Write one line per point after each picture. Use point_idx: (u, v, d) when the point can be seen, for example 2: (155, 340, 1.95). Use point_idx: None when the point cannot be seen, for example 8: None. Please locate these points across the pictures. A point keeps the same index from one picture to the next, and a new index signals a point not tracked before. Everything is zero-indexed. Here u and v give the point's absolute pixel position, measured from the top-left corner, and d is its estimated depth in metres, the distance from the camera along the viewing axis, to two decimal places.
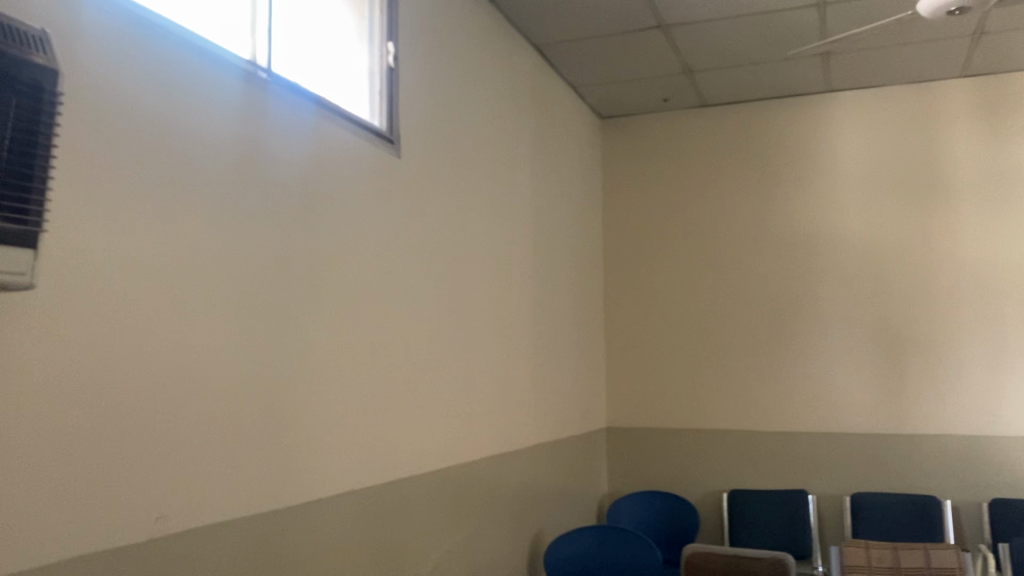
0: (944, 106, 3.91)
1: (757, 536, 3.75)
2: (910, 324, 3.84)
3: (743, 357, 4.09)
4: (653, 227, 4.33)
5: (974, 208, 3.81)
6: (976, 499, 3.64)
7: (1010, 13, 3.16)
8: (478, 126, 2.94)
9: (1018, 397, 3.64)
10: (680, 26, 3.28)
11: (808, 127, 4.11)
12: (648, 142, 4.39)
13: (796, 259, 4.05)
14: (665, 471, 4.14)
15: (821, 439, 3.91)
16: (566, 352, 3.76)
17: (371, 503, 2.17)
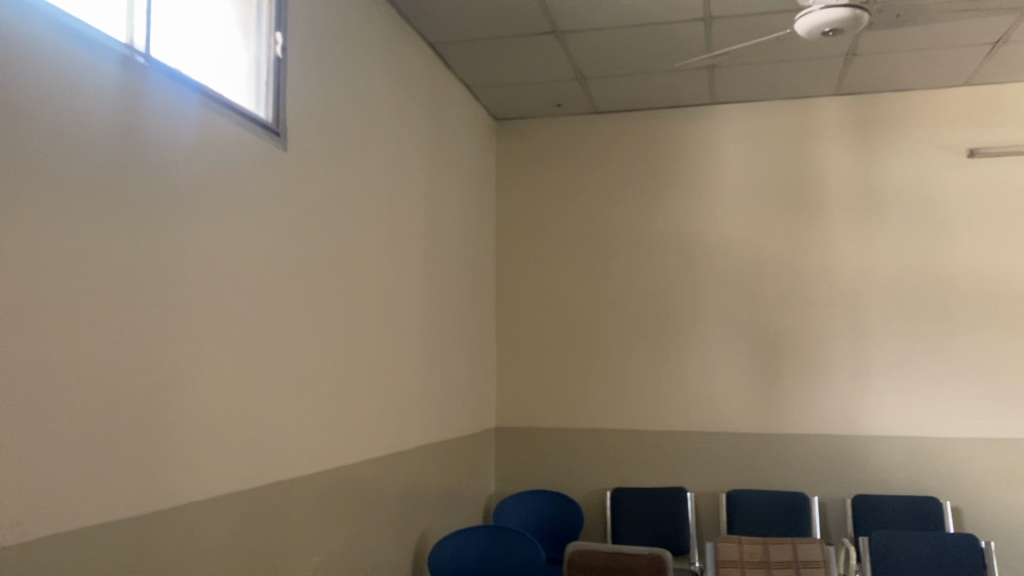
0: (819, 123, 4.13)
1: (638, 533, 3.84)
2: (785, 330, 4.02)
3: (629, 358, 4.19)
4: (544, 229, 4.38)
5: (844, 221, 4.03)
6: (840, 496, 3.85)
7: (879, 37, 3.36)
8: (369, 123, 2.90)
9: (879, 400, 3.88)
10: (572, 33, 3.34)
11: (694, 138, 4.26)
12: (541, 145, 4.45)
13: (680, 265, 4.19)
14: (551, 471, 4.20)
15: (700, 439, 4.05)
16: (455, 352, 3.76)
17: (250, 506, 2.10)
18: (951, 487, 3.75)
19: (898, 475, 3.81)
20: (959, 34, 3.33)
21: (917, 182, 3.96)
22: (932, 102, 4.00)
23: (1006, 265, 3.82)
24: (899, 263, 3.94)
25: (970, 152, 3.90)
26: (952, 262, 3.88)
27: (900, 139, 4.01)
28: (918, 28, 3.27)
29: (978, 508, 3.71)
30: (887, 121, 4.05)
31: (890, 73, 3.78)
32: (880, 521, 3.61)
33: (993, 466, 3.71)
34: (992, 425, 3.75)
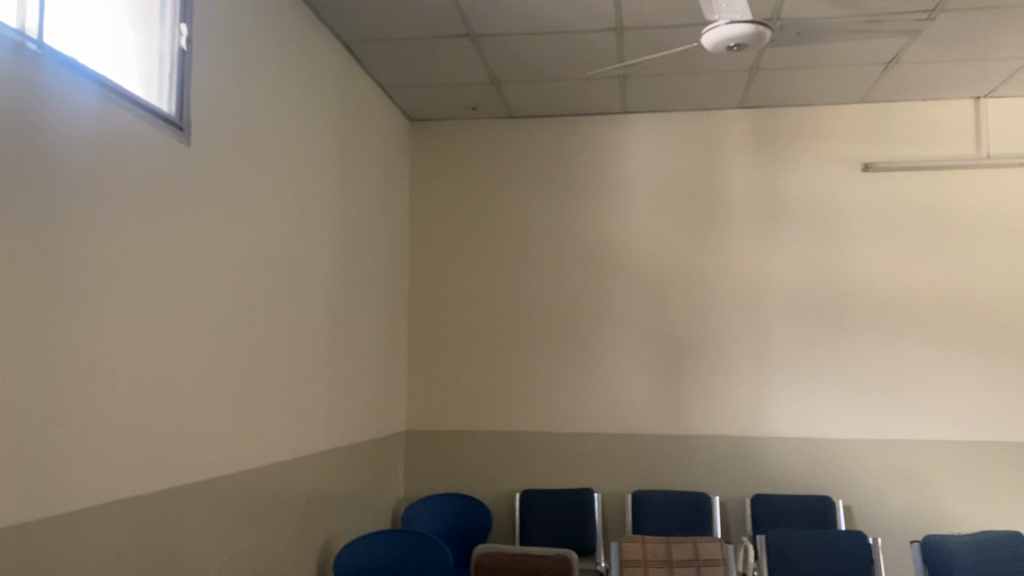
0: (725, 134, 4.26)
1: (546, 534, 3.88)
2: (689, 335, 4.13)
3: (540, 361, 4.23)
4: (457, 232, 4.38)
5: (747, 230, 4.17)
6: (740, 496, 3.98)
7: (781, 54, 3.49)
8: (278, 120, 2.84)
9: (778, 403, 4.03)
10: (486, 37, 3.35)
11: (605, 145, 4.33)
12: (455, 148, 4.45)
13: (590, 269, 4.25)
14: (460, 474, 4.20)
15: (609, 441, 4.12)
16: (366, 355, 3.72)
17: (150, 511, 2.03)
18: (842, 487, 3.92)
19: (795, 475, 3.96)
20: (854, 54, 3.49)
21: (816, 194, 4.14)
22: (830, 117, 4.18)
23: (896, 275, 4.03)
24: (798, 271, 4.10)
25: (865, 166, 4.09)
26: (847, 272, 4.06)
27: (801, 152, 4.18)
28: (816, 46, 3.41)
29: (867, 505, 3.90)
30: (789, 134, 4.21)
31: (791, 88, 3.94)
32: (777, 519, 3.75)
33: (882, 465, 3.91)
34: (881, 426, 3.95)
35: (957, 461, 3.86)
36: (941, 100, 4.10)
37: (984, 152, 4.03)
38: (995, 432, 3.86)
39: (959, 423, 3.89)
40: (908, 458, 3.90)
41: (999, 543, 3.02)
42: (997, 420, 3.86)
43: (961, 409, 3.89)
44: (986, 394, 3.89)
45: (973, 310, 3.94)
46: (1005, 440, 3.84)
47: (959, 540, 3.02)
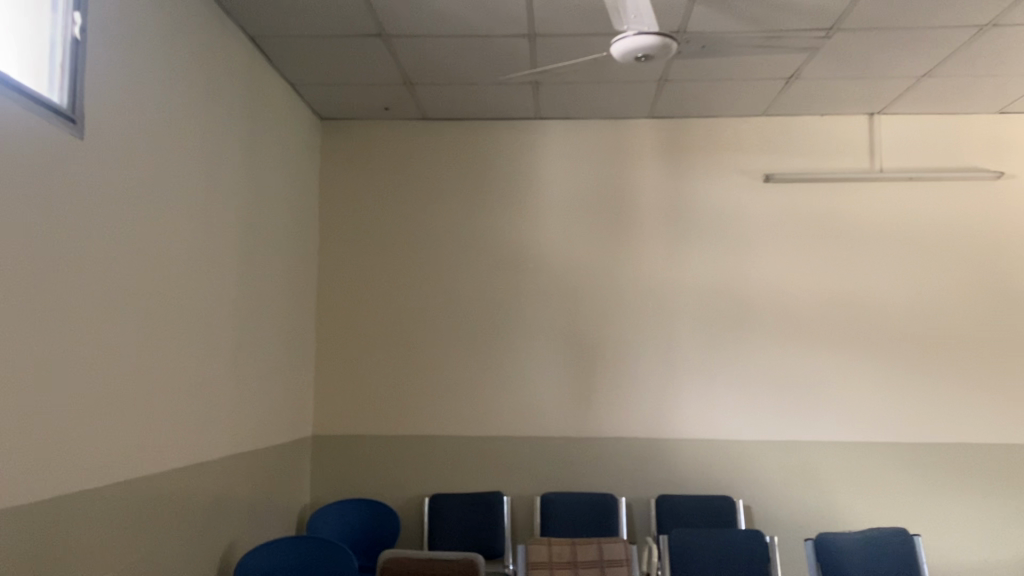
0: (634, 142, 4.34)
1: (455, 538, 3.87)
2: (599, 339, 4.20)
3: (450, 364, 4.22)
4: (368, 233, 4.33)
5: (655, 236, 4.26)
6: (646, 497, 4.06)
7: (688, 66, 3.59)
8: (180, 115, 2.75)
9: (683, 406, 4.12)
10: (399, 38, 3.33)
11: (517, 150, 4.36)
12: (367, 148, 4.39)
13: (502, 273, 4.27)
14: (368, 478, 4.15)
15: (518, 444, 4.14)
16: (271, 357, 3.63)
17: (39, 519, 1.93)
18: (744, 487, 4.05)
19: (698, 475, 4.07)
20: (758, 68, 3.61)
21: (721, 203, 4.26)
22: (735, 129, 4.32)
23: (795, 282, 4.18)
24: (703, 277, 4.21)
25: (767, 177, 4.24)
26: (749, 279, 4.20)
27: (707, 162, 4.30)
28: (722, 60, 3.51)
29: (767, 504, 4.03)
30: (696, 144, 4.32)
31: (698, 100, 4.05)
32: (681, 520, 3.83)
33: (781, 466, 4.05)
34: (780, 428, 4.09)
35: (850, 461, 4.04)
36: (837, 116, 4.29)
37: (877, 166, 4.24)
38: (884, 433, 4.06)
39: (852, 425, 4.07)
40: (805, 458, 4.05)
41: (885, 540, 3.17)
42: (886, 422, 4.07)
43: (854, 411, 4.08)
44: (876, 396, 4.08)
45: (866, 316, 4.14)
46: (892, 440, 4.05)
47: (850, 537, 3.15)
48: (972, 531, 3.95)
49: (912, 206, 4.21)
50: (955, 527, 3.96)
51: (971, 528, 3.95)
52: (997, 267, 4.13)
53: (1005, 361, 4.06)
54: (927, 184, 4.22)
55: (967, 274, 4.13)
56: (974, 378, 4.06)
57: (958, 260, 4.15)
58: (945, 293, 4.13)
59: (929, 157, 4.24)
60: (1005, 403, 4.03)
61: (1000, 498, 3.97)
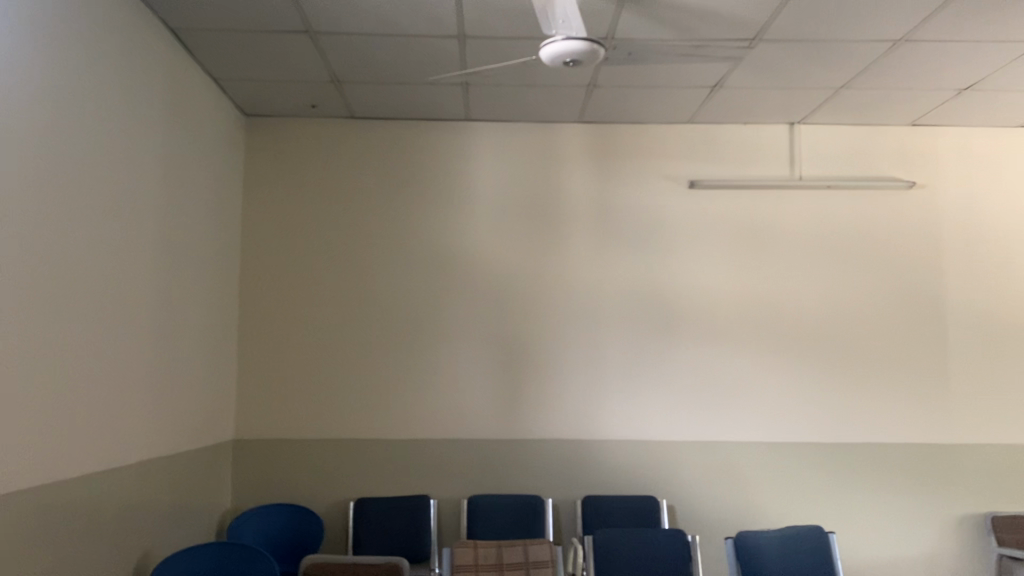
0: (563, 146, 4.38)
1: (382, 541, 3.83)
2: (527, 341, 4.21)
3: (377, 367, 4.17)
4: (293, 233, 4.25)
5: (583, 239, 4.30)
6: (572, 498, 4.09)
7: (616, 72, 3.63)
8: (96, 108, 2.66)
9: (609, 407, 4.17)
10: (327, 35, 3.29)
11: (447, 151, 4.34)
12: (294, 145, 4.31)
13: (431, 274, 4.25)
14: (291, 482, 4.07)
15: (445, 446, 4.12)
16: (191, 358, 3.53)
17: None
18: (667, 487, 4.12)
19: (624, 476, 4.12)
20: (684, 76, 3.68)
21: (647, 207, 4.33)
22: (660, 135, 4.39)
23: (718, 286, 4.28)
24: (629, 280, 4.27)
25: (691, 183, 4.32)
26: (674, 282, 4.27)
27: (634, 167, 4.36)
28: (649, 67, 3.57)
29: (689, 504, 4.11)
30: (623, 148, 4.38)
31: (625, 106, 4.10)
32: (607, 520, 3.88)
33: (704, 466, 4.13)
34: (703, 429, 4.17)
35: (770, 460, 4.15)
36: (759, 124, 4.41)
37: (797, 174, 4.37)
38: (802, 433, 4.18)
39: (771, 425, 4.18)
40: (726, 458, 4.14)
41: (801, 537, 3.27)
42: (803, 422, 4.19)
43: (773, 412, 4.19)
44: (795, 397, 4.21)
45: (786, 320, 4.25)
46: (808, 440, 4.17)
47: (769, 535, 3.24)
48: (882, 526, 4.12)
49: (829, 212, 4.35)
50: (866, 523, 4.11)
51: (881, 523, 4.12)
52: (907, 273, 4.31)
53: (914, 363, 4.24)
54: (843, 192, 4.37)
55: (880, 279, 4.30)
56: (885, 379, 4.23)
57: (871, 266, 4.31)
58: (859, 297, 4.28)
59: (846, 166, 4.39)
60: (913, 403, 4.21)
61: (908, 494, 4.15)
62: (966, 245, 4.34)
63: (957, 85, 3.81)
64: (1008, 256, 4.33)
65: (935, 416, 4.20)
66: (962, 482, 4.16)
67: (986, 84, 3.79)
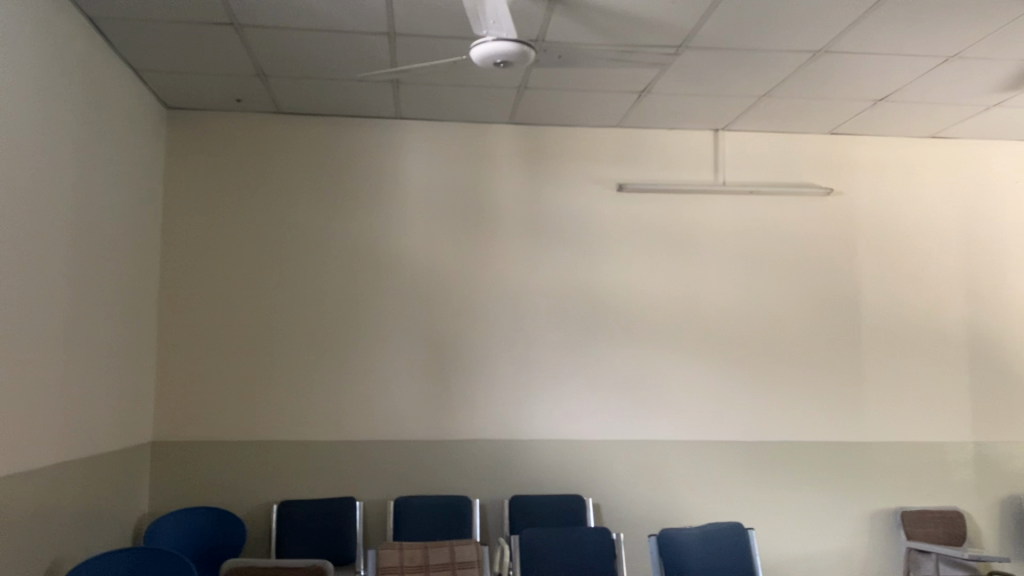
0: (493, 147, 4.38)
1: (306, 544, 3.77)
2: (454, 341, 4.20)
3: (303, 367, 4.10)
4: (216, 230, 4.15)
5: (512, 240, 4.31)
6: (498, 498, 4.10)
7: (547, 74, 3.66)
8: (8, 95, 2.54)
9: (536, 408, 4.19)
10: (253, 28, 3.22)
11: (376, 149, 4.30)
12: (218, 140, 4.21)
13: (358, 274, 4.20)
14: (211, 486, 3.97)
15: (372, 447, 4.08)
16: (107, 358, 3.41)
17: None
18: (593, 486, 4.16)
19: (551, 476, 4.15)
20: (613, 80, 3.73)
21: (575, 209, 4.37)
22: (589, 138, 4.44)
23: (645, 287, 4.35)
24: (556, 281, 4.30)
25: (620, 186, 4.38)
26: (601, 284, 4.32)
27: (563, 170, 4.40)
28: (578, 71, 3.60)
29: (614, 502, 4.16)
30: (552, 151, 4.41)
31: (555, 109, 4.14)
32: (534, 519, 3.90)
33: (629, 464, 4.20)
34: (628, 429, 4.23)
35: (693, 459, 4.24)
36: (684, 130, 4.50)
37: (721, 179, 4.48)
38: (724, 432, 4.28)
39: (695, 425, 4.27)
40: (650, 456, 4.21)
41: (722, 533, 3.34)
42: (725, 421, 4.29)
43: (696, 411, 4.28)
44: (717, 397, 4.31)
45: (709, 321, 4.35)
46: (729, 439, 4.28)
47: (691, 532, 3.31)
48: (800, 522, 4.25)
49: (750, 217, 4.47)
50: (782, 519, 4.24)
51: (799, 520, 4.25)
52: (824, 277, 4.46)
53: (830, 364, 4.39)
54: (765, 197, 4.49)
55: (799, 282, 4.43)
56: (803, 381, 4.37)
57: (791, 270, 4.44)
58: (778, 300, 4.41)
59: (768, 173, 4.52)
60: (829, 403, 4.36)
61: (824, 491, 4.29)
62: (878, 250, 4.52)
63: (873, 96, 3.96)
64: (917, 261, 4.53)
65: (848, 415, 4.36)
66: (874, 479, 4.33)
67: (899, 95, 3.95)
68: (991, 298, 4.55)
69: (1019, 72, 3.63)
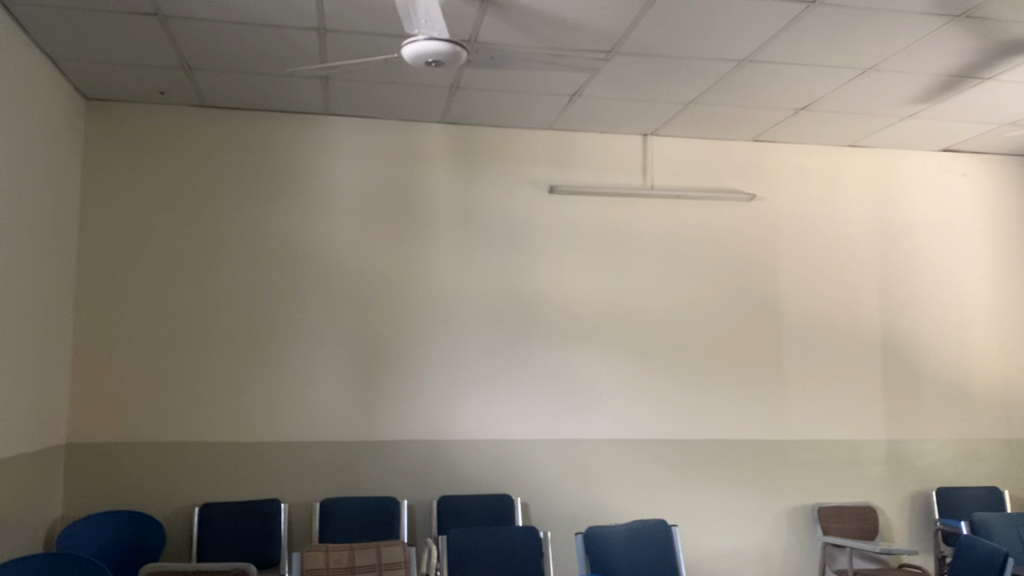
0: (425, 146, 4.37)
1: (228, 547, 3.69)
2: (383, 341, 4.17)
3: (227, 366, 4.02)
4: (135, 225, 4.03)
5: (443, 240, 4.31)
6: (426, 499, 4.09)
7: (480, 75, 3.66)
8: None
9: (466, 408, 4.20)
10: (178, 20, 3.14)
11: (304, 146, 4.24)
12: (141, 133, 4.09)
13: (285, 273, 4.14)
14: (129, 488, 3.85)
15: (297, 447, 4.02)
16: (19, 357, 3.28)
17: None
18: (521, 486, 4.19)
19: (480, 476, 4.16)
20: (544, 83, 3.76)
21: (506, 210, 4.39)
22: (521, 140, 4.47)
23: (574, 288, 4.40)
24: (486, 281, 4.31)
25: (551, 188, 4.41)
26: (531, 285, 4.35)
27: (494, 171, 4.41)
28: (510, 73, 3.62)
29: (541, 501, 4.20)
30: (484, 152, 4.42)
31: (487, 109, 4.14)
32: (461, 519, 3.90)
33: (556, 463, 4.24)
34: (557, 428, 4.27)
35: (620, 458, 4.30)
36: (614, 134, 4.57)
37: (649, 183, 4.56)
38: (650, 431, 4.36)
39: (622, 424, 4.34)
40: (576, 456, 4.26)
41: (648, 531, 3.40)
42: (651, 421, 4.37)
43: (623, 411, 4.35)
44: (643, 396, 4.38)
45: (636, 323, 4.42)
46: (655, 438, 4.36)
47: (616, 530, 3.36)
48: (722, 518, 4.35)
49: (677, 220, 4.56)
50: (705, 516, 4.34)
51: (721, 516, 4.35)
52: (747, 279, 4.58)
53: (753, 365, 4.52)
54: (691, 201, 4.59)
55: (722, 284, 4.55)
56: (727, 380, 4.48)
57: (716, 273, 4.55)
58: (703, 301, 4.51)
59: (694, 178, 4.62)
60: (751, 403, 4.48)
61: (745, 489, 4.40)
62: (799, 255, 4.66)
63: (795, 105, 4.09)
64: (835, 266, 4.69)
65: (769, 414, 4.50)
66: (793, 476, 4.47)
67: (819, 105, 4.09)
68: (904, 301, 4.74)
69: (931, 85, 3.80)
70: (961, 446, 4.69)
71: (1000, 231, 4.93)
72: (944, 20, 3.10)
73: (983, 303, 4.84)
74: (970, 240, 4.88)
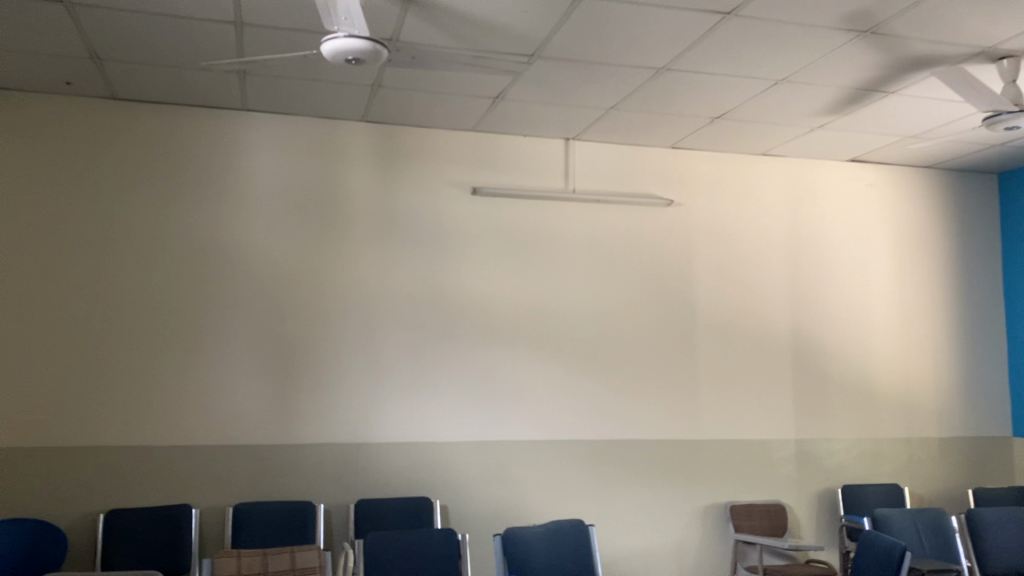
0: (346, 145, 4.31)
1: (135, 555, 3.57)
2: (300, 342, 4.10)
3: (137, 367, 3.88)
4: (38, 220, 3.85)
5: (363, 240, 4.26)
6: (343, 502, 4.04)
7: (402, 74, 3.64)
8: None
9: (385, 410, 4.16)
10: (86, 7, 3.02)
11: (221, 142, 4.13)
12: (46, 123, 3.91)
13: (198, 272, 4.02)
14: (29, 495, 3.68)
15: (210, 451, 3.91)
16: None
17: None
18: (440, 488, 4.17)
19: (399, 478, 4.13)
20: (466, 85, 3.76)
21: (429, 211, 4.37)
22: (444, 141, 4.45)
23: (496, 290, 4.40)
24: (407, 282, 4.28)
25: (474, 189, 4.41)
26: (452, 286, 4.34)
27: (416, 171, 4.39)
28: (433, 73, 3.61)
29: (460, 503, 4.19)
30: (406, 152, 4.39)
31: (410, 109, 4.12)
32: (378, 522, 3.86)
33: (475, 465, 4.23)
34: (478, 430, 4.27)
35: (539, 459, 4.33)
36: (537, 138, 4.60)
37: (571, 187, 4.61)
38: (569, 432, 4.40)
39: (541, 426, 4.37)
40: (496, 457, 4.27)
41: (565, 531, 3.42)
42: (570, 422, 4.41)
43: (542, 412, 4.38)
44: (563, 398, 4.42)
45: (557, 325, 4.46)
46: (574, 439, 4.40)
47: (534, 531, 3.37)
48: (639, 518, 4.43)
49: (598, 224, 4.62)
50: (621, 515, 4.40)
51: (638, 516, 4.43)
52: (665, 283, 4.67)
53: (670, 366, 4.61)
54: (612, 206, 4.65)
55: (641, 287, 4.63)
56: (645, 382, 4.56)
57: (635, 277, 4.63)
58: (623, 303, 4.58)
59: (615, 182, 4.69)
60: (668, 404, 4.58)
61: (660, 489, 4.49)
62: (715, 259, 4.78)
63: (711, 113, 4.19)
64: (748, 270, 4.83)
65: (684, 415, 4.59)
66: (706, 476, 4.58)
67: (735, 114, 4.20)
68: (813, 306, 4.92)
69: (840, 97, 3.94)
70: (865, 446, 4.89)
71: (903, 239, 5.15)
72: (852, 35, 3.22)
73: (886, 309, 5.05)
74: (876, 247, 5.09)
